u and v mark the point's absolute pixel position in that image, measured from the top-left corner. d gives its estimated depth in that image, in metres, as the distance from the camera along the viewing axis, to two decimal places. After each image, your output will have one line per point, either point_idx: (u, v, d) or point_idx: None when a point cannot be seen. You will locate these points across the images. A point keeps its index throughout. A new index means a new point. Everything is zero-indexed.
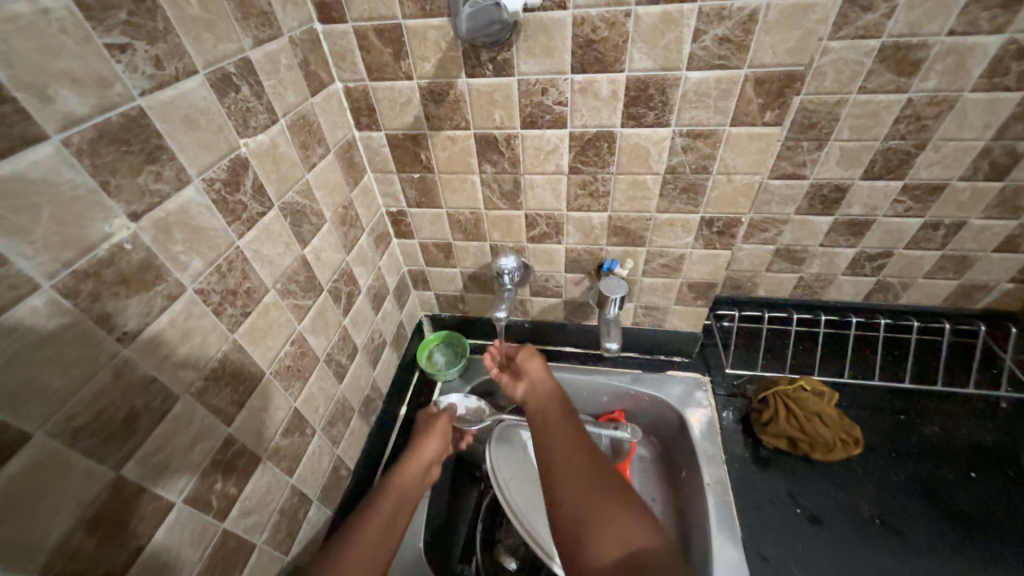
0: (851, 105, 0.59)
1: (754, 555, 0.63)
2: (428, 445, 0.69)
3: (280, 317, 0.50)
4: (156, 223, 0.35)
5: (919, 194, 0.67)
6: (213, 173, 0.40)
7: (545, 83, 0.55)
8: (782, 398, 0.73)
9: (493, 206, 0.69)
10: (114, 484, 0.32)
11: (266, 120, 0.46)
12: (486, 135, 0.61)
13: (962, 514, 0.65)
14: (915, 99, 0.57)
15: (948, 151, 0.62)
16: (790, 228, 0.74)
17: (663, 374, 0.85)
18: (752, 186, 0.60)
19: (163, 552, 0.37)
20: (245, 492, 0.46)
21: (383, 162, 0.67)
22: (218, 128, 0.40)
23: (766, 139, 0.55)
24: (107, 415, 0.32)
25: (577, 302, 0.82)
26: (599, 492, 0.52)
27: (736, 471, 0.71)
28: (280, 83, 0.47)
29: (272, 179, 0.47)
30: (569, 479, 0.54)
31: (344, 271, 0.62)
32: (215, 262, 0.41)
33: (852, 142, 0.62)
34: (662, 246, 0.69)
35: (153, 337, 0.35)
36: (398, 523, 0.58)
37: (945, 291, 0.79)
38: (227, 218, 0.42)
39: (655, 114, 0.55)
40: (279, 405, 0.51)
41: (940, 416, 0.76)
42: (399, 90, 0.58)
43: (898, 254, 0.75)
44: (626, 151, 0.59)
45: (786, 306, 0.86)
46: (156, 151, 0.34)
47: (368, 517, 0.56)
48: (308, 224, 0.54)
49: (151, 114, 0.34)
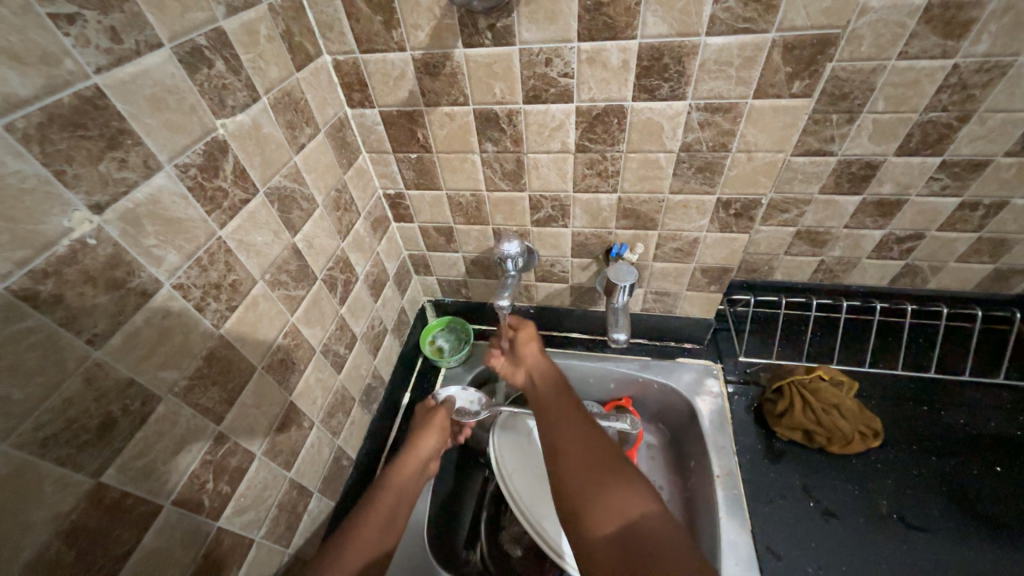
0: (890, 73, 0.53)
1: (763, 550, 0.61)
2: (426, 439, 0.67)
3: (270, 309, 0.48)
4: (124, 216, 0.32)
5: (959, 170, 0.61)
6: (187, 159, 0.37)
7: (549, 53, 0.50)
8: (798, 388, 0.70)
9: (496, 186, 0.65)
10: (93, 493, 0.31)
11: (246, 98, 0.42)
12: (487, 112, 0.57)
13: (989, 513, 0.62)
14: (962, 65, 0.51)
15: (995, 125, 0.56)
16: (814, 209, 0.69)
17: (673, 362, 0.83)
18: (775, 165, 0.55)
19: (152, 555, 0.36)
20: (240, 490, 0.45)
21: (378, 141, 0.63)
22: (190, 109, 0.37)
23: (792, 113, 0.50)
24: (80, 423, 0.30)
25: (584, 287, 0.78)
26: (600, 471, 0.47)
27: (748, 463, 0.69)
28: (260, 56, 0.44)
29: (256, 163, 0.44)
30: (566, 457, 0.50)
31: (340, 258, 0.60)
32: (194, 255, 0.38)
33: (887, 114, 0.57)
34: (675, 229, 0.65)
35: (128, 338, 0.33)
36: (397, 520, 0.57)
37: (978, 276, 0.74)
38: (205, 207, 0.39)
39: (670, 86, 0.50)
40: (273, 399, 0.49)
41: (966, 409, 0.72)
42: (392, 63, 0.54)
43: (930, 236, 0.70)
44: (637, 127, 0.54)
45: (804, 290, 0.82)
46: (119, 136, 0.31)
47: (370, 513, 0.55)
48: (298, 210, 0.51)
49: (109, 94, 0.31)
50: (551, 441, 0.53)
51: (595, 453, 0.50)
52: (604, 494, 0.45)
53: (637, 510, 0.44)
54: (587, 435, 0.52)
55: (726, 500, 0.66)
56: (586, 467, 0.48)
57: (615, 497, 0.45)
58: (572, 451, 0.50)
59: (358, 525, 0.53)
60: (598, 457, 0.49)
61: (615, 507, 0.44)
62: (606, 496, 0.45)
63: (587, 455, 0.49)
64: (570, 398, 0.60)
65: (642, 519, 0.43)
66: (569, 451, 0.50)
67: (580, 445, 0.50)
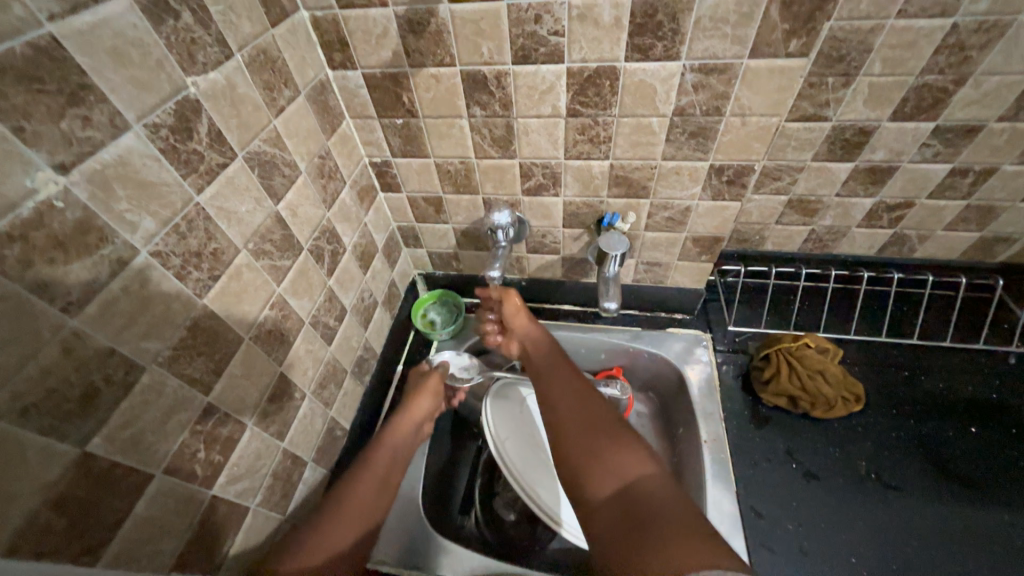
0: (888, 33, 0.51)
1: (747, 510, 0.63)
2: (418, 403, 0.68)
3: (255, 279, 0.47)
4: (92, 177, 0.31)
5: (951, 136, 0.61)
6: (157, 119, 0.35)
7: (538, 9, 0.48)
8: (785, 356, 0.72)
9: (485, 153, 0.63)
10: (80, 461, 0.31)
11: (218, 54, 0.40)
12: (474, 73, 0.54)
13: (960, 470, 0.65)
14: (960, 24, 0.50)
15: (990, 88, 0.56)
16: (806, 176, 0.68)
17: (663, 332, 0.83)
18: (769, 130, 0.54)
19: (146, 522, 0.36)
20: (233, 459, 0.45)
21: (362, 106, 0.61)
22: (157, 64, 0.35)
23: (787, 75, 0.49)
24: (61, 393, 0.30)
25: (576, 258, 0.78)
26: (596, 436, 0.48)
27: (735, 429, 0.71)
28: (231, 9, 0.41)
29: (232, 126, 0.42)
30: (565, 425, 0.51)
31: (326, 228, 0.58)
32: (171, 221, 0.37)
33: (883, 77, 0.56)
34: (667, 197, 0.64)
35: (106, 306, 0.32)
36: (391, 480, 0.58)
37: (964, 244, 0.75)
38: (180, 170, 0.37)
39: (663, 45, 0.49)
40: (262, 370, 0.49)
41: (944, 374, 0.74)
42: (374, 20, 0.51)
43: (920, 204, 0.70)
44: (629, 89, 0.53)
45: (794, 260, 0.82)
46: (80, 92, 0.30)
47: (363, 476, 0.55)
48: (280, 176, 0.49)
49: (67, 45, 0.29)
50: (552, 411, 0.54)
51: (592, 419, 0.50)
52: (602, 457, 0.46)
53: (634, 471, 0.44)
54: (587, 404, 0.53)
55: (712, 464, 0.68)
56: (583, 434, 0.49)
57: (612, 460, 0.46)
58: (570, 419, 0.51)
59: (353, 485, 0.53)
60: (597, 425, 0.50)
61: (612, 468, 0.45)
62: (603, 460, 0.46)
63: (585, 421, 0.50)
64: (570, 368, 0.60)
65: (637, 479, 0.44)
66: (568, 419, 0.51)
67: (578, 413, 0.51)
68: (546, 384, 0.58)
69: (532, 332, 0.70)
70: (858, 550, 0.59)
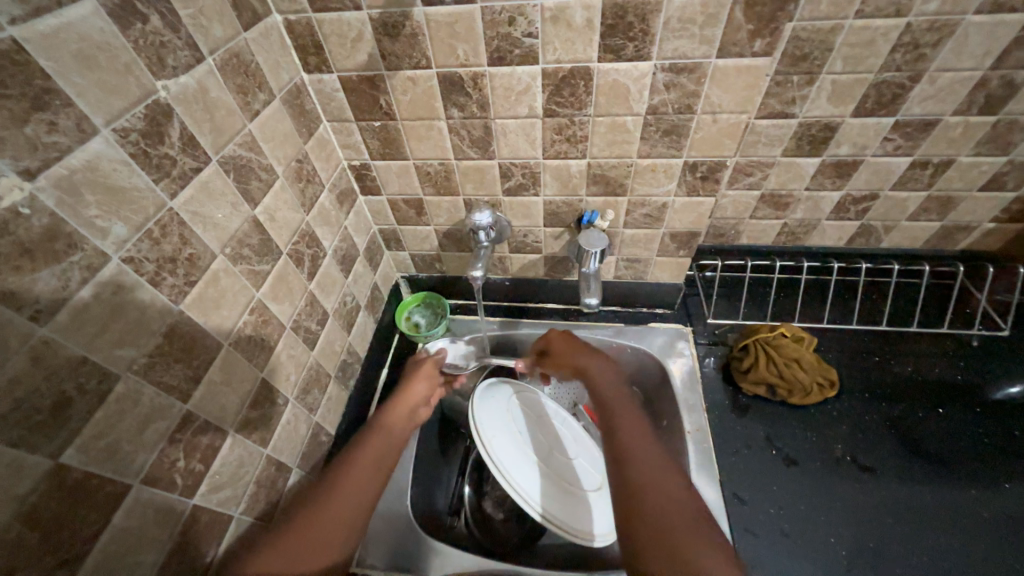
0: (848, 33, 0.54)
1: (730, 496, 0.65)
2: (413, 389, 0.67)
3: (233, 284, 0.46)
4: (60, 182, 0.30)
5: (910, 130, 0.64)
6: (126, 123, 0.34)
7: (512, 12, 0.49)
8: (762, 346, 0.73)
9: (464, 154, 0.64)
10: (53, 473, 0.30)
11: (189, 58, 0.40)
12: (451, 75, 0.55)
13: (930, 449, 0.67)
14: (914, 24, 0.53)
15: (944, 84, 0.58)
16: (777, 172, 0.71)
17: (646, 326, 0.85)
18: (738, 126, 0.56)
19: (125, 534, 0.35)
20: (214, 467, 0.45)
21: (339, 109, 0.60)
22: (125, 68, 0.34)
23: (754, 73, 0.51)
24: (31, 403, 0.29)
25: (558, 257, 0.79)
26: (674, 516, 0.42)
27: (716, 419, 0.73)
28: (202, 13, 0.41)
29: (206, 129, 0.42)
30: (639, 488, 0.45)
31: (305, 232, 0.58)
32: (144, 227, 0.36)
33: (845, 75, 0.58)
34: (644, 194, 0.66)
35: (77, 313, 0.32)
36: (387, 461, 0.56)
37: (927, 233, 0.78)
38: (152, 175, 0.37)
39: (635, 46, 0.50)
40: (243, 377, 0.48)
41: (912, 357, 0.77)
42: (348, 23, 0.51)
43: (884, 196, 0.73)
44: (604, 89, 0.54)
45: (768, 253, 0.85)
46: (45, 95, 0.29)
47: (353, 459, 0.54)
48: (256, 180, 0.49)
49: (30, 49, 0.28)
50: (619, 459, 0.48)
51: (669, 491, 0.45)
52: (679, 547, 0.40)
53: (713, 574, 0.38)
54: (667, 486, 0.45)
55: (696, 455, 0.69)
56: (659, 509, 0.43)
57: (692, 549, 0.40)
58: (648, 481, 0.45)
59: (340, 469, 0.52)
60: (675, 494, 0.44)
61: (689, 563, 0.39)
62: (679, 548, 0.40)
63: (663, 495, 0.44)
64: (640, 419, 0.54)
65: None
66: (643, 483, 0.45)
67: (655, 480, 0.45)
68: (618, 431, 0.51)
69: (603, 369, 0.60)
70: (837, 531, 0.61)
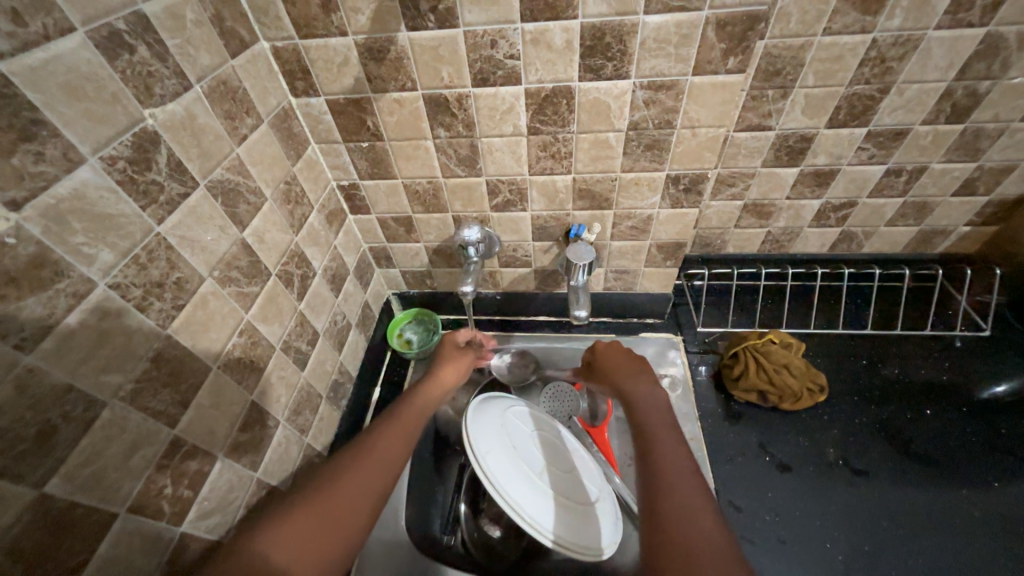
0: (817, 49, 0.56)
1: (726, 504, 0.65)
2: (447, 376, 0.67)
3: (222, 307, 0.46)
4: (46, 211, 0.30)
5: (883, 139, 0.66)
6: (113, 151, 0.35)
7: (493, 35, 0.50)
8: (752, 353, 0.74)
9: (451, 172, 0.65)
10: (36, 504, 0.30)
11: (176, 86, 0.40)
12: (436, 96, 0.56)
13: (920, 450, 0.68)
14: (880, 39, 0.55)
15: (912, 94, 0.61)
16: (758, 182, 0.73)
17: (637, 336, 0.86)
18: (718, 139, 0.57)
19: (111, 564, 0.35)
20: (203, 493, 0.44)
21: (327, 132, 0.61)
22: (112, 97, 0.35)
23: (729, 89, 0.52)
24: (16, 432, 0.29)
25: (547, 271, 0.80)
26: (697, 533, 0.38)
27: (710, 428, 0.73)
28: (189, 42, 0.41)
29: (193, 155, 0.42)
30: (662, 499, 0.41)
31: (294, 253, 0.58)
32: (131, 252, 0.36)
33: (818, 88, 0.60)
34: (629, 207, 0.67)
35: (62, 341, 0.31)
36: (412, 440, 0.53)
37: (906, 238, 0.80)
38: (139, 201, 0.37)
39: (614, 65, 0.52)
40: (233, 400, 0.48)
41: (900, 360, 0.79)
42: (335, 49, 0.53)
43: (862, 203, 0.75)
44: (586, 107, 0.56)
45: (754, 261, 0.86)
46: (32, 126, 0.30)
47: (373, 435, 0.50)
48: (244, 203, 0.49)
49: (17, 81, 0.29)
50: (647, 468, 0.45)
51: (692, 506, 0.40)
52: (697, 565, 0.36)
53: None
54: (691, 507, 0.40)
55: None
56: (681, 524, 0.39)
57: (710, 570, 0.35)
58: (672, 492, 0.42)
59: (352, 455, 0.47)
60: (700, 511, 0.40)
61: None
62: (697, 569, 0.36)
63: (685, 508, 0.40)
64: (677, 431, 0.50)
65: None
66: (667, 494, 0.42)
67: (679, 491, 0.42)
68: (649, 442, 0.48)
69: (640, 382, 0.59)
70: (833, 536, 0.61)
